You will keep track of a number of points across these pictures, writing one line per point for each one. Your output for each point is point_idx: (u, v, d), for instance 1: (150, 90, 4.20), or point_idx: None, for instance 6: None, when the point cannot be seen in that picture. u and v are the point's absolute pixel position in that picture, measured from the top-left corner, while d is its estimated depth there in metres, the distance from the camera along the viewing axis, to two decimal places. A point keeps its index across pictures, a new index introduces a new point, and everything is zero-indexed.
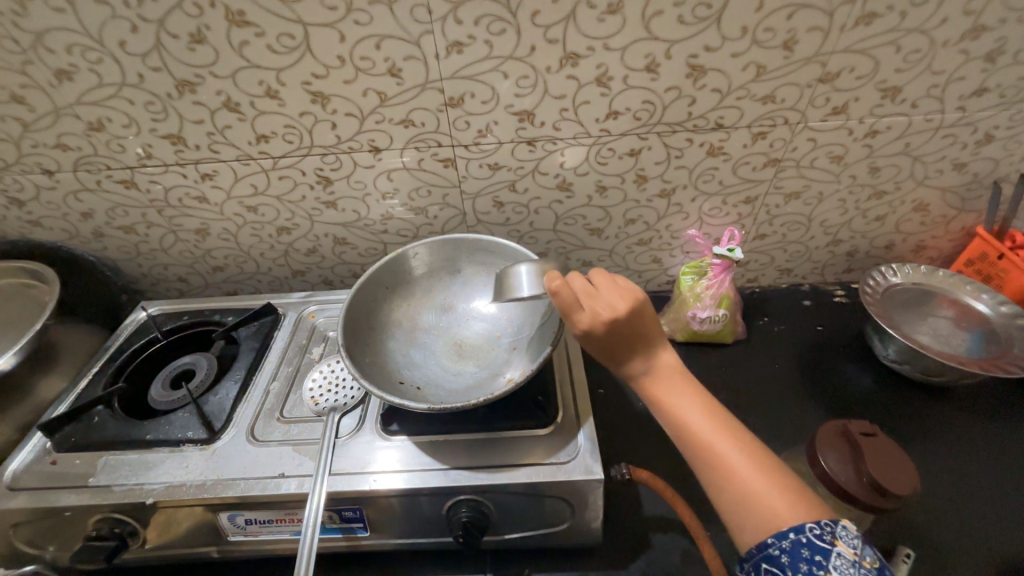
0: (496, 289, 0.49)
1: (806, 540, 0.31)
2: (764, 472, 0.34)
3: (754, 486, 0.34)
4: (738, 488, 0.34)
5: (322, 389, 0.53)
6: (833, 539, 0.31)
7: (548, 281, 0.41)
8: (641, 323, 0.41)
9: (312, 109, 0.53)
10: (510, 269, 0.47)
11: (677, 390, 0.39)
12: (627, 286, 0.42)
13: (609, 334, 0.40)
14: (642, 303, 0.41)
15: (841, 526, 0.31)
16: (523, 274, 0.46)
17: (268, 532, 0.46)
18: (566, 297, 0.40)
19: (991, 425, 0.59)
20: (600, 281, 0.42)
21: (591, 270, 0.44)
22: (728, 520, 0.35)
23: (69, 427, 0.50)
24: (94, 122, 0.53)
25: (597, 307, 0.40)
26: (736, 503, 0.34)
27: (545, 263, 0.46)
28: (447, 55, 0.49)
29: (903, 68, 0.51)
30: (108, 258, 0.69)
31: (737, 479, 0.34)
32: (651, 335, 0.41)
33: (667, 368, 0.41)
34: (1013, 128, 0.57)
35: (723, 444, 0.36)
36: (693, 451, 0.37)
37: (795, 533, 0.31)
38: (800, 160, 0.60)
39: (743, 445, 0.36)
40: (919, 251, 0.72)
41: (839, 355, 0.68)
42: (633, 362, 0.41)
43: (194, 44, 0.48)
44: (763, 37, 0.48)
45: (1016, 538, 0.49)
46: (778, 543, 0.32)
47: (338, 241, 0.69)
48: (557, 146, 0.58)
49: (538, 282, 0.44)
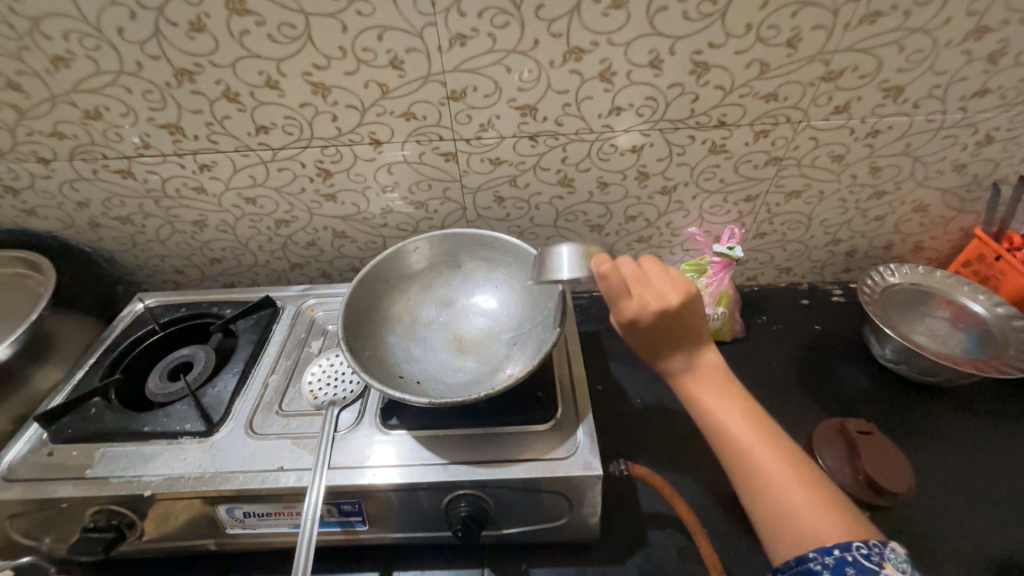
0: (536, 270, 0.48)
1: (852, 558, 0.30)
2: (806, 486, 0.34)
3: (794, 497, 0.33)
4: (775, 497, 0.34)
5: (321, 382, 0.53)
6: (881, 560, 0.30)
7: (599, 264, 0.40)
8: (690, 319, 0.40)
9: (313, 101, 0.53)
10: (552, 250, 0.47)
11: (718, 393, 0.39)
12: (681, 278, 0.40)
13: (655, 325, 0.39)
14: (695, 297, 0.40)
15: (890, 549, 0.31)
16: (565, 255, 0.45)
17: (266, 525, 0.46)
18: (615, 282, 0.39)
19: (985, 424, 0.60)
20: (653, 270, 0.41)
21: (642, 258, 0.43)
22: (764, 528, 0.34)
23: (65, 419, 0.50)
24: (91, 111, 0.53)
25: (648, 296, 0.39)
26: (775, 513, 0.34)
27: (587, 245, 0.45)
28: (450, 47, 0.49)
29: (906, 68, 0.51)
30: (105, 249, 0.69)
31: (776, 488, 0.34)
32: (698, 333, 0.41)
33: (709, 369, 0.40)
34: (1013, 129, 0.57)
35: (763, 451, 0.36)
36: (732, 455, 0.37)
37: (840, 550, 0.31)
38: (801, 159, 0.60)
39: (785, 455, 0.35)
40: (916, 251, 0.72)
41: (836, 354, 0.68)
42: (674, 359, 0.41)
43: (194, 33, 0.47)
44: (767, 34, 0.48)
45: (1009, 537, 0.50)
46: (822, 558, 0.31)
47: (337, 234, 0.68)
48: (560, 141, 0.57)
49: (581, 263, 0.44)
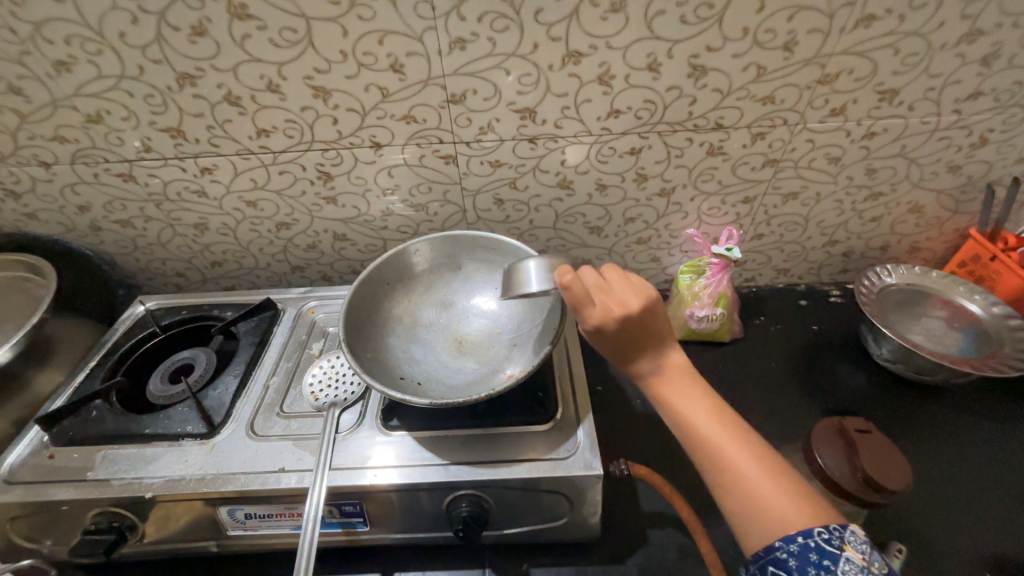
0: (504, 285, 0.49)
1: (814, 544, 0.31)
2: (773, 477, 0.34)
3: (762, 489, 0.34)
4: (744, 491, 0.34)
5: (322, 384, 0.53)
6: (841, 544, 0.31)
7: (560, 275, 0.41)
8: (653, 323, 0.41)
9: (313, 104, 0.53)
10: (518, 264, 0.48)
11: (685, 391, 0.39)
12: (641, 284, 0.42)
13: (619, 331, 0.40)
14: (655, 301, 0.41)
15: (849, 531, 0.31)
16: (532, 269, 0.46)
17: (268, 527, 0.46)
18: (576, 290, 0.40)
19: (982, 423, 0.60)
20: (613, 277, 0.42)
21: (603, 267, 0.44)
22: (735, 522, 0.35)
23: (66, 421, 0.50)
24: (93, 114, 0.53)
25: (610, 304, 0.40)
26: (744, 506, 0.34)
27: (554, 258, 0.46)
28: (450, 51, 0.49)
29: (901, 70, 0.52)
30: (105, 252, 0.69)
31: (744, 481, 0.34)
32: (662, 335, 0.41)
33: (676, 369, 0.41)
34: (1007, 131, 0.57)
35: (730, 444, 0.36)
36: (701, 453, 0.37)
37: (803, 537, 0.31)
38: (798, 160, 0.60)
39: (751, 448, 0.36)
40: (913, 252, 0.73)
41: (834, 354, 0.68)
42: (641, 362, 0.41)
43: (196, 37, 0.47)
44: (764, 38, 0.49)
45: (1006, 535, 0.50)
46: (787, 546, 0.31)
47: (338, 237, 0.68)
48: (559, 144, 0.58)
49: (547, 277, 0.45)
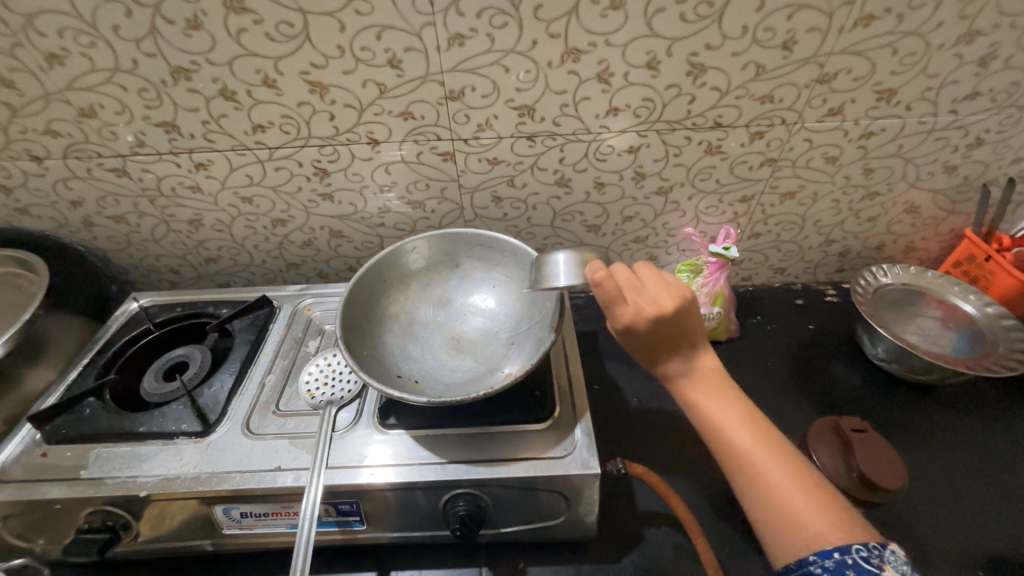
0: (531, 278, 0.49)
1: (852, 562, 0.31)
2: (805, 488, 0.34)
3: (794, 499, 0.34)
4: (776, 501, 0.34)
5: (318, 382, 0.52)
6: (881, 564, 0.30)
7: (592, 271, 0.41)
8: (686, 324, 0.41)
9: (310, 99, 0.52)
10: (547, 258, 0.48)
11: (717, 397, 0.39)
12: (675, 284, 0.41)
13: (651, 331, 0.40)
14: (689, 302, 0.40)
15: (889, 551, 0.31)
16: (560, 262, 0.46)
17: (263, 525, 0.46)
18: (609, 289, 0.40)
19: (975, 422, 0.61)
20: (647, 276, 0.42)
21: (636, 264, 0.44)
22: (764, 532, 0.35)
23: (59, 419, 0.49)
24: (86, 108, 0.52)
25: (644, 303, 0.40)
26: (776, 516, 0.34)
27: (583, 251, 0.45)
28: (448, 47, 0.49)
29: (899, 70, 0.52)
30: (98, 248, 0.68)
31: (776, 491, 0.34)
32: (694, 337, 0.41)
33: (707, 374, 0.41)
34: (1003, 132, 0.58)
35: (762, 454, 0.36)
36: (731, 458, 0.37)
37: (840, 553, 0.31)
38: (795, 160, 0.60)
39: (784, 458, 0.36)
40: (908, 252, 0.73)
41: (829, 353, 0.69)
42: (672, 363, 0.41)
43: (191, 31, 0.47)
44: (763, 37, 0.49)
45: (997, 533, 0.51)
46: (822, 561, 0.31)
47: (334, 234, 0.68)
48: (557, 141, 0.58)
49: (576, 270, 0.44)
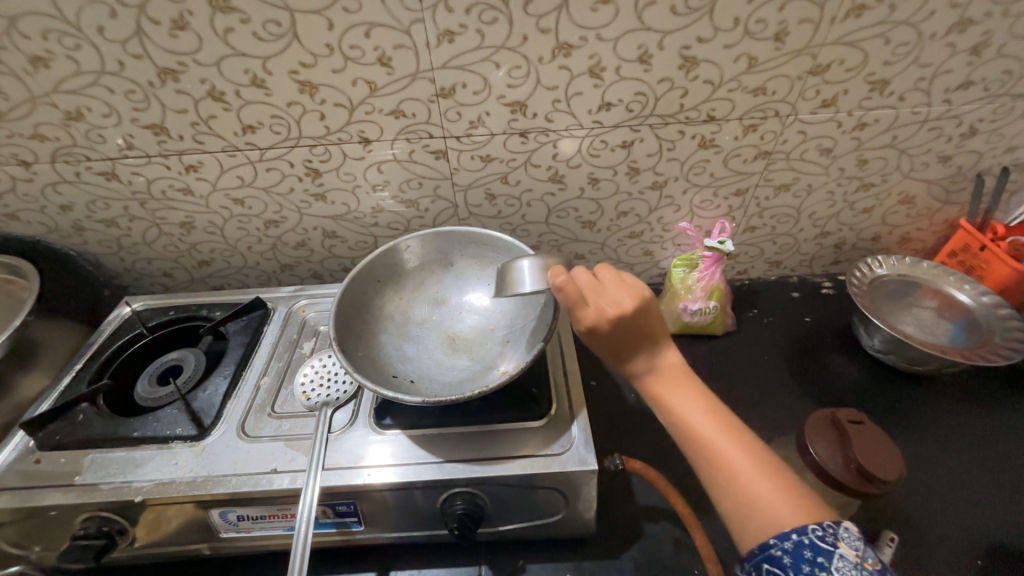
0: (498, 286, 0.49)
1: (808, 541, 0.31)
2: (768, 477, 0.34)
3: (757, 488, 0.34)
4: (739, 490, 0.34)
5: (314, 383, 0.52)
6: (835, 541, 0.31)
7: (554, 276, 0.42)
8: (647, 322, 0.40)
9: (300, 99, 0.52)
10: (512, 263, 0.48)
11: (681, 390, 0.39)
12: (634, 283, 0.41)
13: (614, 332, 0.40)
14: (648, 301, 0.40)
15: (843, 528, 0.31)
16: (526, 268, 0.46)
17: (261, 528, 0.46)
18: (570, 293, 0.41)
19: (972, 411, 0.61)
20: (607, 277, 0.42)
21: (597, 266, 0.44)
22: (731, 521, 0.34)
23: (52, 425, 0.49)
24: (73, 111, 0.52)
25: (604, 304, 0.40)
26: (740, 505, 0.34)
27: (547, 257, 0.46)
28: (438, 44, 0.49)
29: (892, 61, 0.51)
30: (90, 252, 0.67)
31: (739, 480, 0.34)
32: (657, 333, 0.41)
33: (671, 368, 0.40)
34: (996, 121, 0.58)
35: (726, 444, 0.36)
36: (696, 451, 0.37)
37: (797, 534, 0.31)
38: (789, 152, 0.60)
39: (746, 447, 0.36)
40: (903, 243, 0.73)
41: (826, 345, 0.69)
42: (636, 361, 0.41)
43: (177, 31, 0.46)
44: (755, 29, 0.48)
45: (995, 521, 0.51)
46: (781, 544, 0.31)
47: (328, 234, 0.68)
48: (550, 137, 0.57)
49: (540, 277, 0.44)
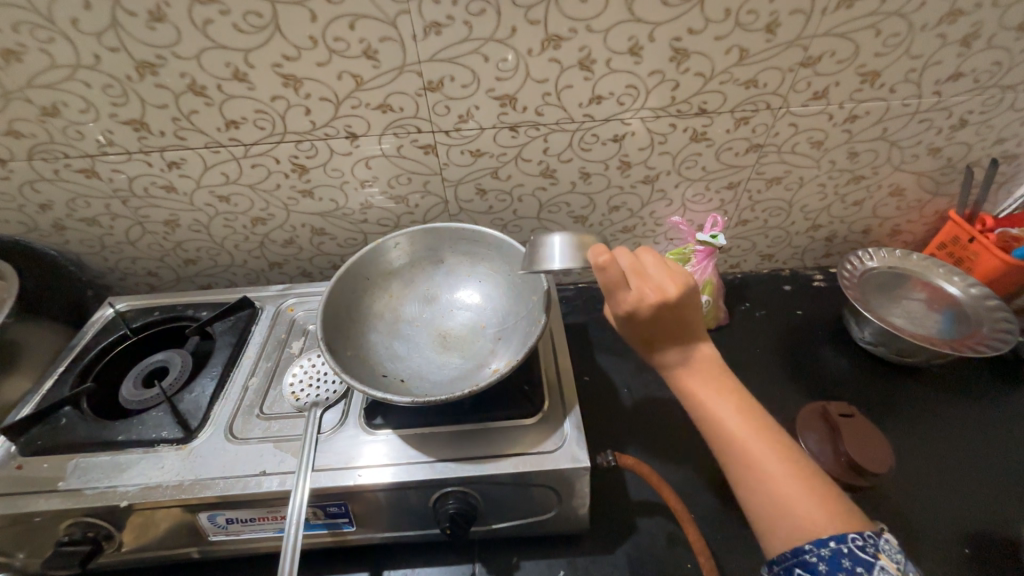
0: (526, 261, 0.48)
1: (848, 550, 0.30)
2: (800, 477, 0.34)
3: (791, 491, 0.33)
4: (773, 492, 0.33)
5: (303, 383, 0.51)
6: (876, 552, 0.30)
7: (594, 255, 0.40)
8: (688, 312, 0.40)
9: (284, 93, 0.51)
10: (543, 240, 0.47)
11: (714, 387, 0.39)
12: (679, 271, 0.40)
13: (653, 318, 0.39)
14: (693, 291, 0.40)
15: (883, 540, 0.31)
16: (557, 245, 0.45)
17: (251, 531, 0.45)
18: (613, 274, 0.40)
19: (960, 402, 0.62)
20: (651, 262, 0.41)
21: (639, 250, 0.43)
22: (760, 522, 0.34)
23: (34, 430, 0.48)
24: (49, 107, 0.50)
25: (647, 289, 0.39)
26: (772, 508, 0.33)
27: (581, 236, 0.45)
28: (425, 36, 0.47)
29: (882, 52, 0.51)
30: (71, 252, 0.66)
31: (773, 482, 0.34)
32: (694, 326, 0.41)
33: (705, 364, 0.40)
34: (986, 113, 0.58)
35: (759, 444, 0.35)
36: (727, 448, 0.36)
37: (836, 542, 0.31)
38: (781, 145, 0.60)
39: (780, 449, 0.35)
40: (893, 235, 0.74)
41: (817, 338, 0.69)
42: (669, 352, 0.41)
43: (154, 23, 0.45)
44: (746, 20, 0.48)
45: (982, 510, 0.52)
46: (817, 550, 0.31)
47: (316, 231, 0.66)
48: (541, 131, 0.57)
49: (573, 254, 0.44)
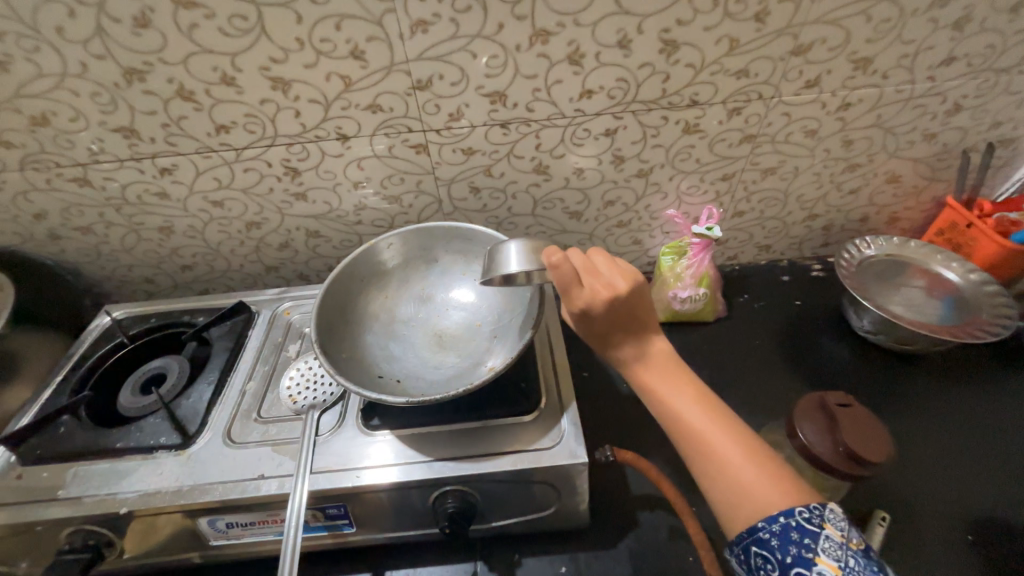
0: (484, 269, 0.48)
1: (796, 523, 0.32)
2: (757, 464, 0.34)
3: (745, 475, 0.34)
4: (729, 477, 0.34)
5: (300, 386, 0.51)
6: (821, 522, 0.32)
7: (548, 256, 0.40)
8: (640, 307, 0.40)
9: (273, 96, 0.51)
10: (498, 248, 0.46)
11: (669, 379, 0.39)
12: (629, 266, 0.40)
13: (607, 316, 0.39)
14: (643, 285, 0.40)
15: (827, 510, 0.33)
16: (511, 251, 0.45)
17: (251, 534, 0.45)
18: (566, 272, 0.39)
19: (961, 388, 0.61)
20: (600, 260, 0.41)
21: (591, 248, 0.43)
22: (718, 507, 0.35)
23: (33, 439, 0.48)
24: (38, 116, 0.50)
25: (598, 287, 0.39)
26: (728, 492, 0.34)
27: (532, 241, 0.45)
28: (412, 35, 0.47)
29: (874, 38, 0.51)
30: (67, 261, 0.66)
31: (728, 468, 0.35)
32: (647, 321, 0.41)
33: (660, 357, 0.40)
34: (981, 96, 0.57)
35: (713, 432, 0.36)
36: (685, 439, 0.37)
37: (785, 517, 0.32)
38: (775, 135, 0.60)
39: (734, 434, 0.36)
40: (891, 222, 0.73)
41: (816, 328, 0.69)
42: (625, 349, 0.41)
43: (140, 29, 0.45)
44: (735, 9, 0.47)
45: (985, 496, 0.51)
46: (769, 527, 0.32)
47: (311, 234, 0.66)
48: (532, 128, 0.56)
49: (527, 259, 0.43)
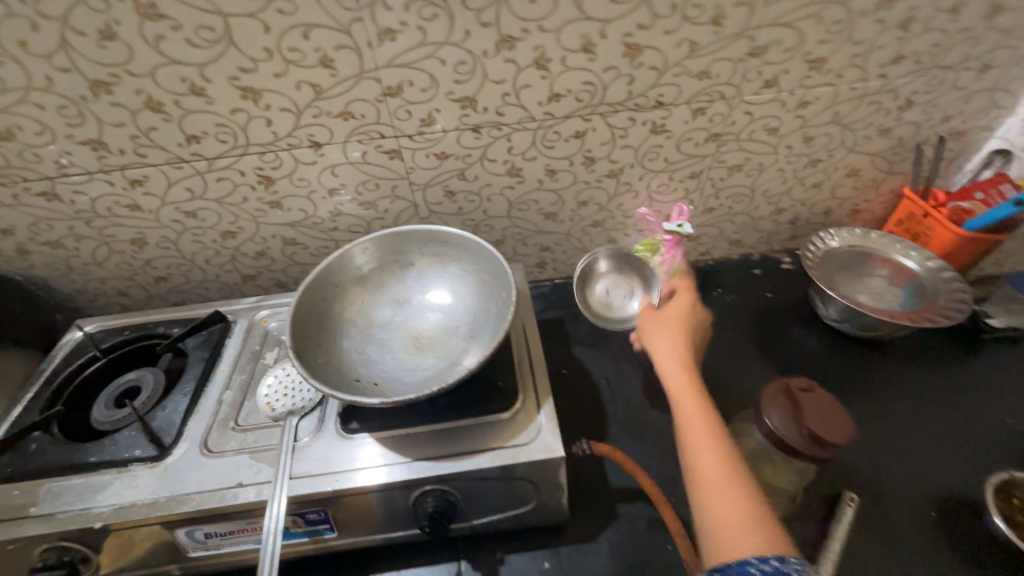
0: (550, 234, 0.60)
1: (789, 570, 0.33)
2: (747, 510, 0.37)
3: (732, 513, 0.37)
4: (716, 510, 0.38)
5: (278, 394, 0.50)
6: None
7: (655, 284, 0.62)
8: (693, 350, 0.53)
9: (243, 105, 0.51)
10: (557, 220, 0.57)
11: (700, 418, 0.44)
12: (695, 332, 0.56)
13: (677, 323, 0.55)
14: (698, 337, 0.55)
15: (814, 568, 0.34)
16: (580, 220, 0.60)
17: (231, 544, 0.45)
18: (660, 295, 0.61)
19: (924, 371, 0.64)
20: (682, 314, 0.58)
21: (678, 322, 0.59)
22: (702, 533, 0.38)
23: (3, 458, 0.47)
24: (3, 131, 0.50)
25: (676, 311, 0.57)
26: (713, 522, 0.38)
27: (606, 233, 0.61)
28: (380, 43, 0.48)
29: (826, 39, 0.53)
30: (37, 276, 0.65)
31: (718, 503, 0.38)
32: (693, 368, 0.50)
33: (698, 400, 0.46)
34: (930, 92, 0.60)
35: (721, 470, 0.40)
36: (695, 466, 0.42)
37: (775, 561, 0.34)
38: (738, 133, 0.62)
39: (737, 479, 0.39)
40: (854, 215, 0.76)
41: (786, 319, 0.71)
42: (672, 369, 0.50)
43: (105, 42, 0.45)
44: (692, 13, 0.49)
45: (947, 473, 0.54)
46: (760, 565, 0.34)
47: (288, 242, 0.66)
48: (503, 131, 0.57)
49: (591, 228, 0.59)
